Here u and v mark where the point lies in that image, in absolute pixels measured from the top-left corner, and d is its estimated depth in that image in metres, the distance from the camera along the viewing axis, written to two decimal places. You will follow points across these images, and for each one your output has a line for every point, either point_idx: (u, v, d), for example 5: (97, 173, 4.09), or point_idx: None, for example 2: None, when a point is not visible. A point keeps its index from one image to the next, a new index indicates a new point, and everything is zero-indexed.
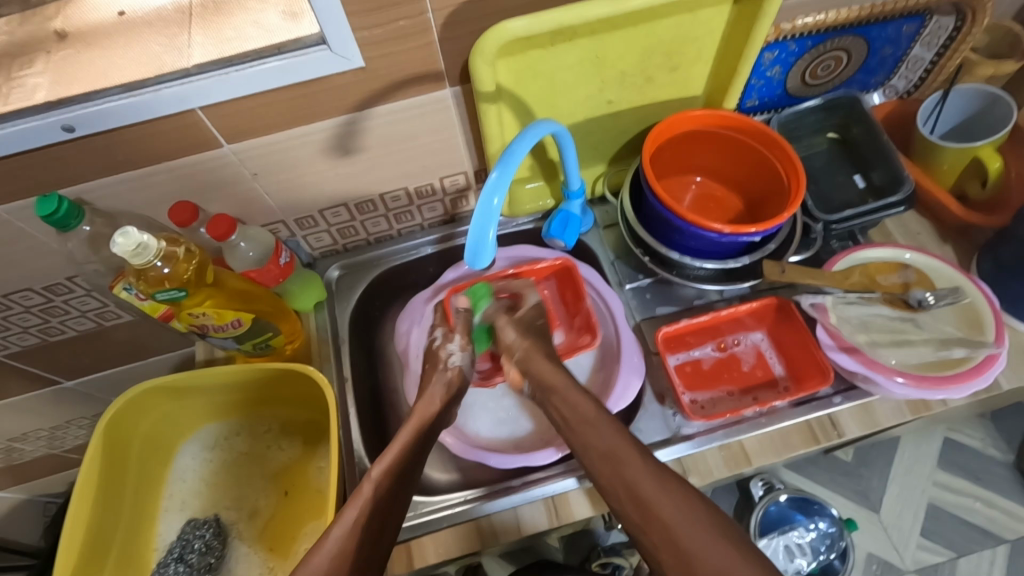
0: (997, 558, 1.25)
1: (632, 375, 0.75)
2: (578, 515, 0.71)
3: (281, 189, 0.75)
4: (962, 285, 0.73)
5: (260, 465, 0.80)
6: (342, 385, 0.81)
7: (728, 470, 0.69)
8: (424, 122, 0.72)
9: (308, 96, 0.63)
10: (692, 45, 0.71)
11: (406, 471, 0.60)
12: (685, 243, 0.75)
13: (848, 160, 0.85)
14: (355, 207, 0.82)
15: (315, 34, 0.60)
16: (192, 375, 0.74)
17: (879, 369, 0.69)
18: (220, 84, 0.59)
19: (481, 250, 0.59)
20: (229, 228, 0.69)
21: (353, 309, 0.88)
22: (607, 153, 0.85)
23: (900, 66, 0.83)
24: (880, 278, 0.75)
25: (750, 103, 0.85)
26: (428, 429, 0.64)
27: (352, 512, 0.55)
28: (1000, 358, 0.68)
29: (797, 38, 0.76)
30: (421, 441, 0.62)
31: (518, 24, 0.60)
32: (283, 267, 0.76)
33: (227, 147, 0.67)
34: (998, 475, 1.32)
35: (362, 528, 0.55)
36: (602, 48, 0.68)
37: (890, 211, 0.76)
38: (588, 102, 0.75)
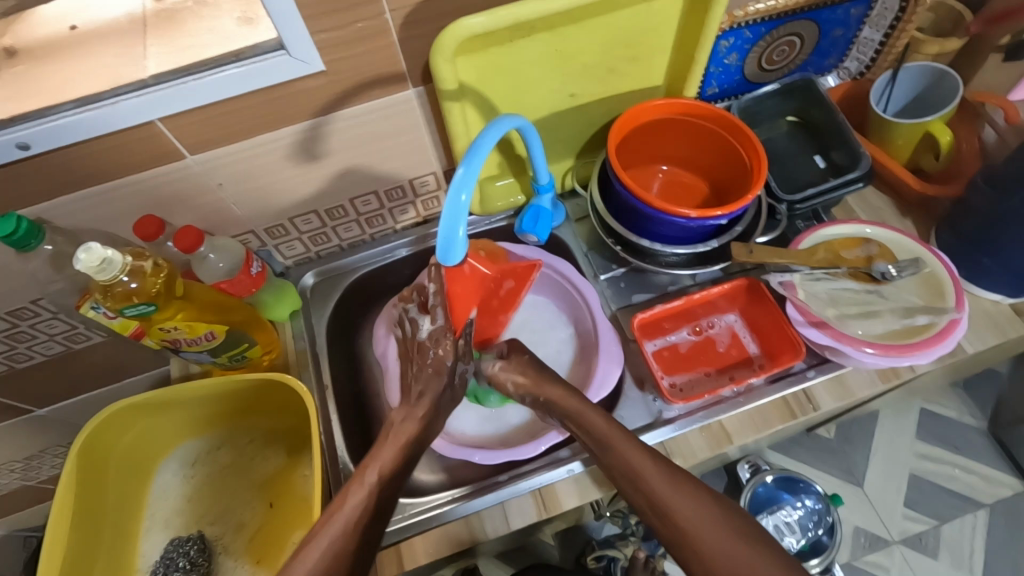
0: (979, 523, 1.29)
1: (611, 364, 0.75)
2: (565, 505, 0.71)
3: (248, 196, 0.74)
4: (922, 256, 0.75)
5: (243, 476, 0.79)
6: (324, 393, 0.81)
7: (710, 451, 0.71)
8: (391, 124, 0.72)
9: (272, 102, 0.63)
10: (650, 35, 0.72)
11: (392, 483, 0.62)
12: (655, 230, 0.77)
13: (808, 141, 0.87)
14: (326, 213, 0.82)
15: (272, 39, 0.60)
16: (170, 391, 0.73)
17: (848, 341, 0.70)
18: (179, 93, 0.58)
19: (452, 249, 0.60)
20: (198, 240, 0.68)
21: (329, 316, 0.87)
22: (575, 147, 0.86)
23: (851, 48, 0.86)
24: (844, 252, 0.76)
25: (711, 90, 0.87)
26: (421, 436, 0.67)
27: (337, 522, 0.58)
28: (961, 323, 0.70)
29: (751, 25, 0.78)
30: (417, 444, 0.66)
31: (475, 20, 0.60)
32: (255, 276, 0.75)
33: (191, 158, 0.66)
34: (975, 442, 1.37)
35: (345, 540, 0.57)
36: (562, 42, 0.68)
37: (850, 187, 0.79)
38: (552, 97, 0.76)
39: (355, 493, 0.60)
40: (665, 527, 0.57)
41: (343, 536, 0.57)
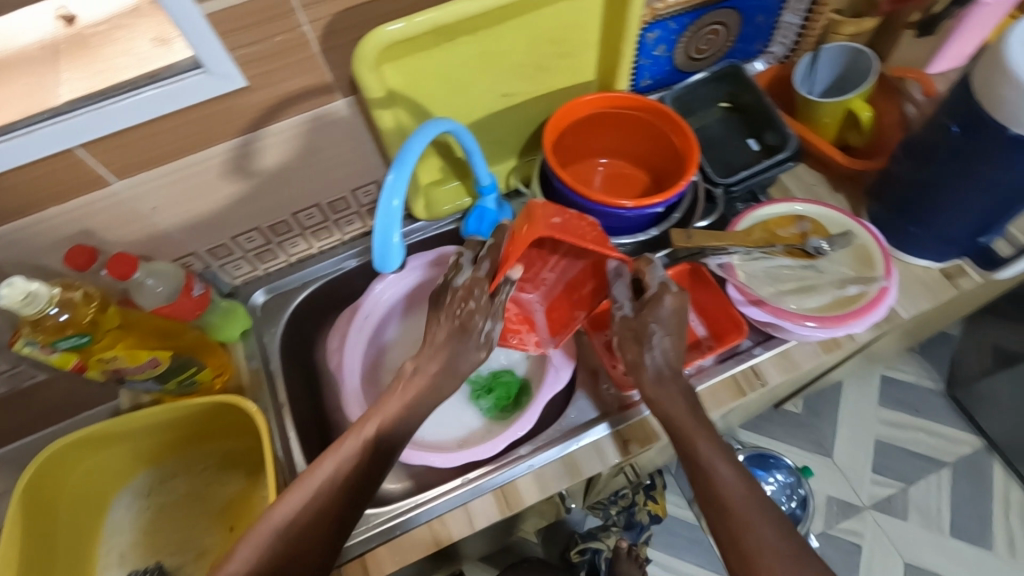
0: (943, 481, 1.35)
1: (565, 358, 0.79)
2: (527, 501, 0.72)
3: (185, 218, 0.73)
4: (852, 229, 0.78)
5: (200, 503, 0.77)
6: (281, 411, 0.80)
7: (663, 434, 0.73)
8: (324, 135, 0.72)
9: (196, 122, 0.63)
10: (573, 32, 0.73)
11: (376, 453, 0.61)
12: (596, 222, 0.78)
13: (741, 125, 0.90)
14: (268, 229, 0.81)
15: (189, 58, 0.59)
16: (117, 423, 0.70)
17: (790, 317, 0.72)
18: (95, 119, 0.57)
19: (389, 256, 0.60)
20: (132, 266, 0.66)
21: (282, 333, 0.86)
22: (516, 146, 0.87)
23: (775, 33, 0.88)
24: (778, 231, 0.78)
25: (644, 82, 0.89)
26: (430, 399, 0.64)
27: (297, 496, 0.58)
28: (891, 291, 0.73)
29: (674, 17, 0.80)
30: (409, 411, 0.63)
31: (395, 27, 0.60)
32: (198, 298, 0.74)
33: (118, 183, 0.65)
34: (934, 404, 1.43)
35: (308, 507, 0.57)
36: (486, 44, 0.69)
37: (781, 167, 0.82)
38: (484, 98, 0.77)
39: (320, 471, 0.59)
40: (720, 523, 0.59)
41: (308, 506, 0.57)
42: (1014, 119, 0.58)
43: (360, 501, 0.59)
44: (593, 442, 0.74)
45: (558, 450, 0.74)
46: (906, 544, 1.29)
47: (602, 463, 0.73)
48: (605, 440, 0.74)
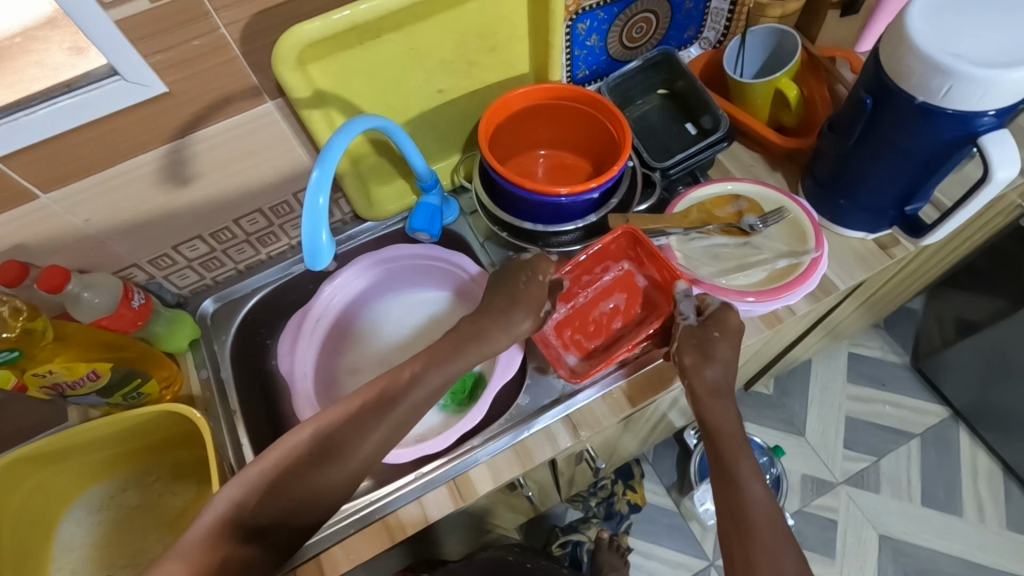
0: (912, 452, 1.37)
1: (513, 352, 0.78)
2: (480, 491, 0.72)
3: (121, 229, 0.73)
4: (785, 205, 0.80)
5: (152, 515, 0.77)
6: (234, 418, 0.80)
7: (613, 417, 0.74)
8: (257, 138, 0.72)
9: (120, 130, 0.63)
10: (500, 25, 0.74)
11: (354, 421, 0.63)
12: (534, 212, 0.78)
13: (678, 110, 0.92)
14: (212, 237, 0.81)
15: (105, 66, 0.59)
16: (59, 439, 0.70)
17: (731, 294, 0.73)
18: (11, 132, 0.57)
19: (320, 254, 0.61)
20: (64, 278, 0.66)
21: (234, 340, 0.86)
22: (458, 141, 0.88)
23: (706, 18, 0.90)
24: (716, 212, 0.80)
25: (581, 73, 0.90)
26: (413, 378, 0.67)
27: (272, 454, 0.59)
28: (822, 262, 0.75)
29: (602, 7, 0.81)
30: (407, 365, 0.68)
31: (312, 26, 0.60)
32: (138, 309, 0.73)
33: (45, 196, 0.64)
34: (900, 377, 1.46)
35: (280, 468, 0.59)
36: (412, 40, 0.70)
37: (716, 149, 0.83)
38: (418, 95, 0.77)
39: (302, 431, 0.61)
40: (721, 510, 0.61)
41: (281, 467, 0.59)
42: (921, 89, 0.60)
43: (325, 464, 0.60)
44: (543, 428, 0.75)
45: (509, 439, 0.74)
46: (879, 516, 1.32)
47: (553, 448, 0.74)
48: (555, 426, 0.75)
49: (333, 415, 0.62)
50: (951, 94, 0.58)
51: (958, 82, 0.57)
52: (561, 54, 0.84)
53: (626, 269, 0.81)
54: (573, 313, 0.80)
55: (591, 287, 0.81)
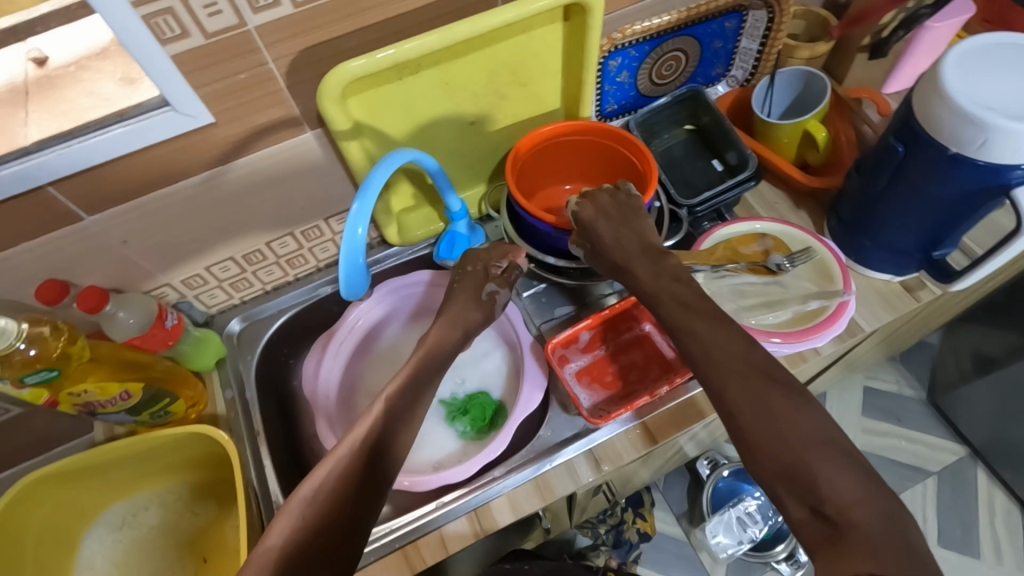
0: (928, 490, 1.36)
1: (535, 389, 0.78)
2: (500, 523, 0.73)
3: (156, 249, 0.74)
4: (813, 245, 0.80)
5: (173, 535, 0.77)
6: (255, 438, 0.81)
7: (635, 453, 0.74)
8: (294, 166, 0.74)
9: (162, 157, 0.64)
10: (534, 62, 0.76)
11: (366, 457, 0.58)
12: (559, 247, 0.80)
13: (704, 147, 0.93)
14: (242, 258, 0.82)
15: (155, 97, 0.61)
16: (86, 457, 0.71)
17: (757, 334, 0.73)
18: (62, 158, 0.59)
19: (357, 279, 0.63)
20: (101, 298, 0.67)
21: (257, 360, 0.87)
22: (485, 171, 0.89)
23: (734, 57, 0.92)
24: (743, 249, 0.80)
25: (609, 107, 0.92)
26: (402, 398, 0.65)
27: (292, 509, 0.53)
28: (851, 304, 0.75)
29: (634, 45, 0.83)
30: (394, 411, 0.63)
31: (356, 63, 0.62)
32: (171, 329, 0.75)
33: (89, 219, 0.66)
34: (917, 412, 1.44)
35: (300, 523, 0.52)
36: (449, 75, 0.72)
37: (743, 187, 0.84)
38: (451, 126, 0.79)
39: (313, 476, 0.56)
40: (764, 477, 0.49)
41: (301, 522, 0.52)
42: (954, 140, 0.60)
43: (352, 509, 0.54)
44: (566, 461, 0.75)
45: (531, 471, 0.74)
46: None
47: (575, 482, 0.74)
48: (577, 460, 0.75)
49: (347, 458, 0.58)
50: (985, 146, 0.59)
51: (992, 136, 0.57)
52: (592, 89, 0.86)
53: (648, 331, 0.83)
54: (592, 363, 0.82)
55: (611, 340, 0.83)
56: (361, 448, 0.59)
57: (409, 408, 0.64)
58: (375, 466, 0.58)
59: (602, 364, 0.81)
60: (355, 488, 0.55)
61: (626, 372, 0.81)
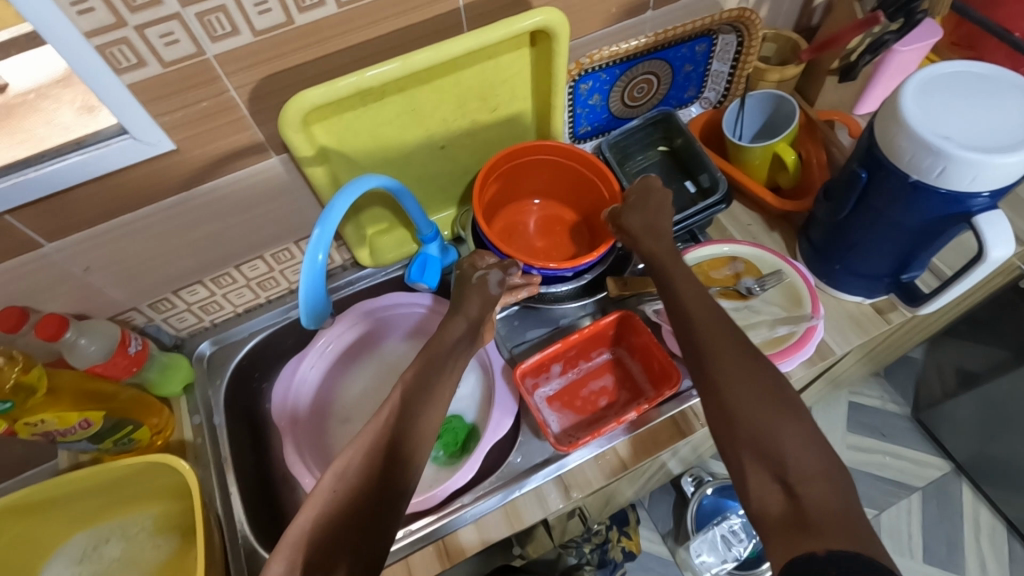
0: (913, 506, 1.35)
1: (504, 414, 0.77)
2: (469, 551, 0.72)
3: (121, 275, 0.73)
4: (783, 268, 0.79)
5: (136, 567, 0.75)
6: (223, 464, 0.79)
7: (604, 479, 0.73)
8: (261, 191, 0.73)
9: (124, 184, 0.64)
10: (503, 88, 0.76)
11: (370, 481, 0.52)
12: None
13: (677, 169, 0.93)
14: (211, 282, 0.82)
15: (115, 125, 0.60)
16: (47, 487, 0.69)
17: None
18: (17, 187, 0.58)
19: (318, 306, 0.62)
20: (61, 327, 0.66)
21: (226, 384, 0.86)
22: (458, 194, 0.89)
23: (706, 80, 0.93)
24: (712, 273, 0.80)
25: (583, 129, 0.92)
26: (412, 399, 0.58)
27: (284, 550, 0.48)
28: (818, 329, 0.74)
29: (605, 69, 0.83)
30: (411, 399, 0.58)
31: (316, 91, 0.61)
32: (134, 355, 0.74)
33: (49, 246, 0.65)
34: (901, 428, 1.44)
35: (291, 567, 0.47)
36: (416, 102, 0.72)
37: (714, 210, 0.84)
38: (421, 150, 0.79)
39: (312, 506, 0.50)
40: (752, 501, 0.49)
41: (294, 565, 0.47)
42: (914, 167, 0.61)
43: (357, 543, 0.49)
44: (535, 488, 0.74)
45: (499, 498, 0.73)
46: None
47: (543, 509, 0.73)
48: (546, 487, 0.74)
49: (347, 484, 0.51)
50: (944, 174, 0.59)
51: (950, 164, 0.58)
52: (564, 112, 0.86)
53: (618, 355, 0.82)
54: (564, 387, 0.80)
55: (582, 366, 0.81)
56: (374, 448, 0.54)
57: (424, 416, 0.57)
58: (383, 491, 0.52)
59: (570, 390, 0.80)
60: (356, 521, 0.50)
61: (594, 399, 0.80)
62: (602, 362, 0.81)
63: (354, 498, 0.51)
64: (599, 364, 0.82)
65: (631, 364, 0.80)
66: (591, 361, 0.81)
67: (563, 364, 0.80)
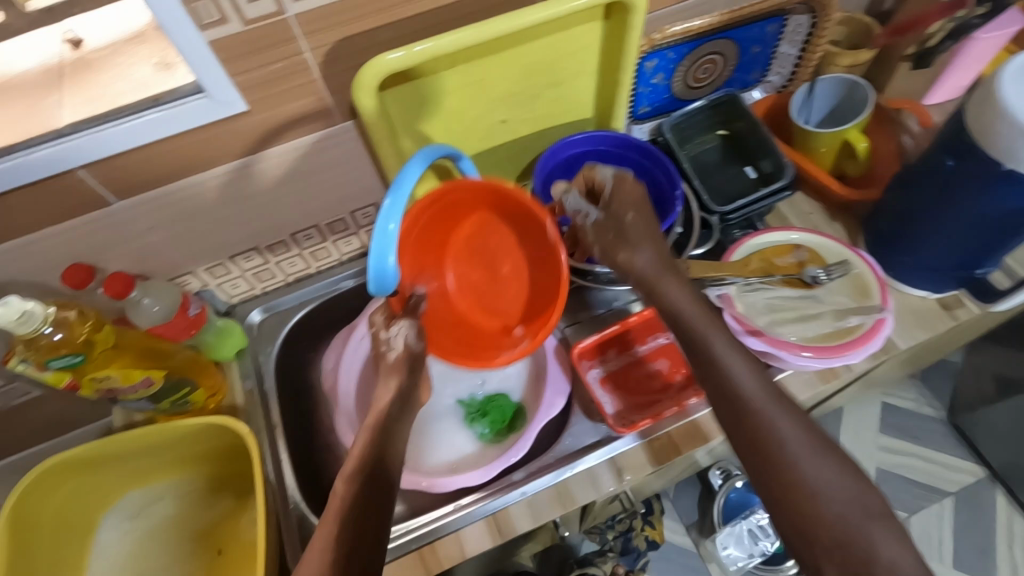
0: (944, 511, 1.33)
1: (556, 395, 0.76)
2: (520, 529, 0.71)
3: (183, 238, 0.74)
4: (849, 258, 0.78)
5: (189, 526, 0.76)
6: (274, 431, 0.80)
7: (656, 464, 0.72)
8: (323, 158, 0.72)
9: (193, 145, 0.63)
10: (570, 62, 0.74)
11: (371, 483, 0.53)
12: (585, 251, 0.78)
13: (736, 155, 0.90)
14: (266, 249, 0.81)
15: (191, 83, 0.60)
16: (106, 443, 0.70)
17: (783, 346, 0.71)
18: (92, 141, 0.58)
19: (386, 278, 0.60)
20: (128, 285, 0.67)
21: (277, 352, 0.86)
22: (513, 171, 0.88)
23: (772, 63, 0.89)
24: (776, 260, 0.78)
25: (642, 109, 0.90)
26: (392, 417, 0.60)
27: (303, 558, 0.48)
28: (888, 321, 0.73)
29: (672, 46, 0.81)
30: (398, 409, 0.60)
31: (393, 57, 0.60)
32: (193, 318, 0.74)
33: (117, 203, 0.65)
34: (935, 432, 1.41)
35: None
36: (484, 72, 0.70)
37: (778, 197, 0.82)
38: (483, 123, 0.77)
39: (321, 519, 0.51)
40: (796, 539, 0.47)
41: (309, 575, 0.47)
42: (1009, 155, 0.58)
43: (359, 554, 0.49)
44: (587, 470, 0.73)
45: (550, 478, 0.73)
46: None
47: (595, 492, 0.72)
48: (599, 468, 0.73)
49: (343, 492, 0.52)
50: None
51: None
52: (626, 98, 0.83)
53: (674, 340, 0.81)
54: (618, 369, 0.80)
55: (637, 350, 0.81)
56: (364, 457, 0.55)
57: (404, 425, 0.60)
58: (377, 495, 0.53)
59: (625, 372, 0.80)
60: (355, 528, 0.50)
61: (649, 382, 0.79)
62: (659, 347, 0.80)
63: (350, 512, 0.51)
64: (655, 349, 0.81)
65: (689, 349, 0.80)
66: (647, 345, 0.81)
67: (618, 346, 0.79)
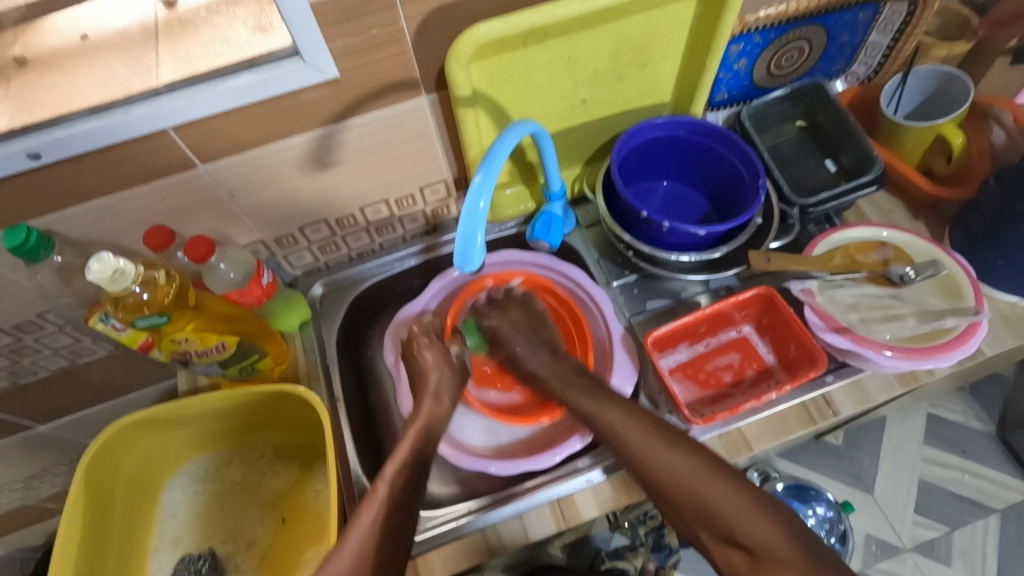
0: (990, 528, 1.24)
1: (624, 382, 0.75)
2: (585, 516, 0.70)
3: (258, 206, 0.73)
4: (938, 258, 0.76)
5: (253, 492, 0.78)
6: (335, 405, 0.79)
7: (729, 459, 0.69)
8: (402, 131, 0.71)
9: (283, 110, 0.63)
10: (659, 42, 0.72)
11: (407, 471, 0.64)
12: (662, 237, 0.76)
13: (817, 146, 0.87)
14: (335, 222, 0.81)
15: (287, 47, 0.59)
16: (178, 406, 0.71)
17: (868, 345, 0.70)
18: (187, 103, 0.57)
19: (471, 255, 0.58)
20: (209, 250, 0.67)
21: (338, 326, 0.86)
22: (584, 154, 0.86)
23: (859, 53, 0.86)
24: (860, 257, 0.77)
25: (719, 96, 0.87)
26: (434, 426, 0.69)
27: (368, 514, 0.59)
28: (983, 325, 0.70)
29: (760, 30, 0.78)
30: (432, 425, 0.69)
31: (490, 27, 0.61)
32: (266, 287, 0.74)
33: (202, 167, 0.65)
34: (983, 446, 1.32)
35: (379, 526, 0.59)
36: (573, 48, 0.69)
37: (863, 191, 0.78)
38: (564, 103, 0.76)
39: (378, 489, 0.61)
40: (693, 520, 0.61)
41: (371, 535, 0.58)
42: None
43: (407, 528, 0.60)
44: None
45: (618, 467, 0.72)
46: None
47: None
48: None
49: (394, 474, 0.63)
50: None
51: None
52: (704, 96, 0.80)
53: (746, 333, 0.79)
54: (689, 359, 0.78)
55: (706, 342, 0.79)
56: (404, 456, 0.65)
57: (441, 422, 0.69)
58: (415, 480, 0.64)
59: (695, 364, 0.78)
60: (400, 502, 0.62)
61: (721, 375, 0.77)
62: (731, 340, 0.79)
63: (376, 558, 0.57)
64: (726, 342, 0.79)
65: (763, 344, 0.78)
66: (717, 338, 0.79)
67: (689, 338, 0.78)
